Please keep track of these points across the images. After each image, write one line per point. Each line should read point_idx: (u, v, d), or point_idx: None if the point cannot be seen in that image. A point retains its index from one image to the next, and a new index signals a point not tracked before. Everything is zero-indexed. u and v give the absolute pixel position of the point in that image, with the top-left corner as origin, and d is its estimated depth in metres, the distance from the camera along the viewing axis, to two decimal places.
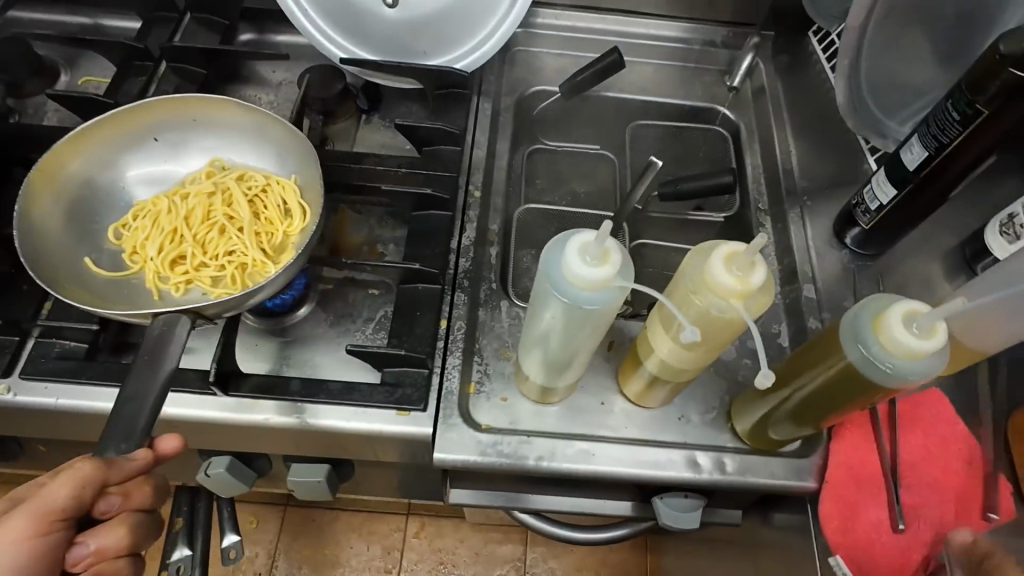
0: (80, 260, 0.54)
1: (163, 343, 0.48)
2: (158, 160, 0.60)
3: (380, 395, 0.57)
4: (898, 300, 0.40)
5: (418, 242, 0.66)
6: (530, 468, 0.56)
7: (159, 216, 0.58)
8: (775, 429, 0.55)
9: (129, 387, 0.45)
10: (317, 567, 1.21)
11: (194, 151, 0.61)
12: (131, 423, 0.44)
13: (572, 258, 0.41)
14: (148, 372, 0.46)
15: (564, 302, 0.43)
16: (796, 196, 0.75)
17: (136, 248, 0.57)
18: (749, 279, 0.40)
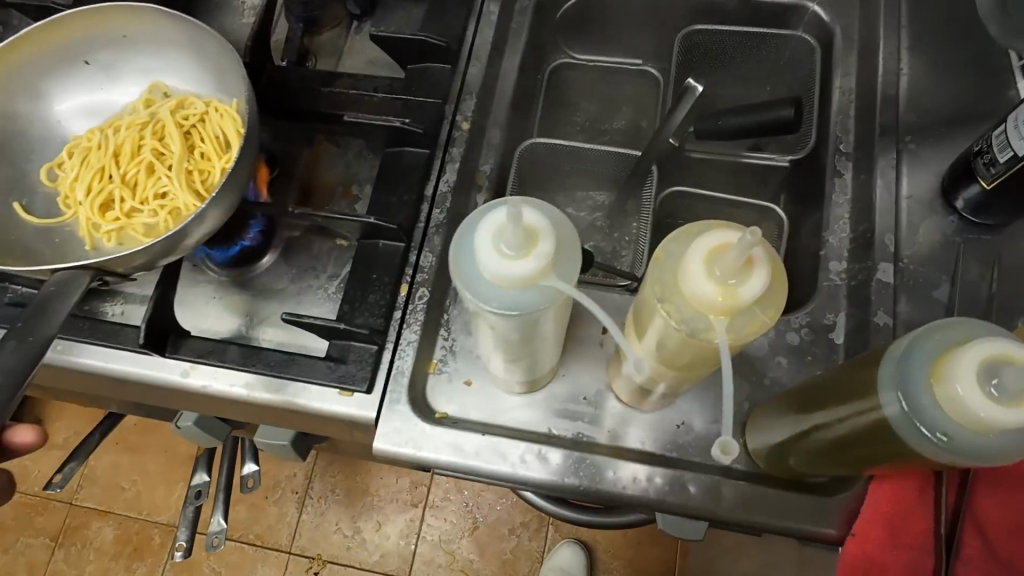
0: (7, 207, 0.49)
1: (50, 306, 0.42)
2: (93, 91, 0.54)
3: (322, 371, 0.49)
4: (974, 340, 0.27)
5: (385, 184, 0.54)
6: (484, 472, 0.47)
7: (90, 154, 0.52)
8: (796, 462, 0.42)
9: None
10: (351, 491, 1.28)
11: (130, 77, 0.54)
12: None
13: (483, 247, 0.30)
14: (18, 343, 0.40)
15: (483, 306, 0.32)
16: (900, 134, 0.55)
17: (66, 192, 0.51)
18: (738, 288, 0.28)
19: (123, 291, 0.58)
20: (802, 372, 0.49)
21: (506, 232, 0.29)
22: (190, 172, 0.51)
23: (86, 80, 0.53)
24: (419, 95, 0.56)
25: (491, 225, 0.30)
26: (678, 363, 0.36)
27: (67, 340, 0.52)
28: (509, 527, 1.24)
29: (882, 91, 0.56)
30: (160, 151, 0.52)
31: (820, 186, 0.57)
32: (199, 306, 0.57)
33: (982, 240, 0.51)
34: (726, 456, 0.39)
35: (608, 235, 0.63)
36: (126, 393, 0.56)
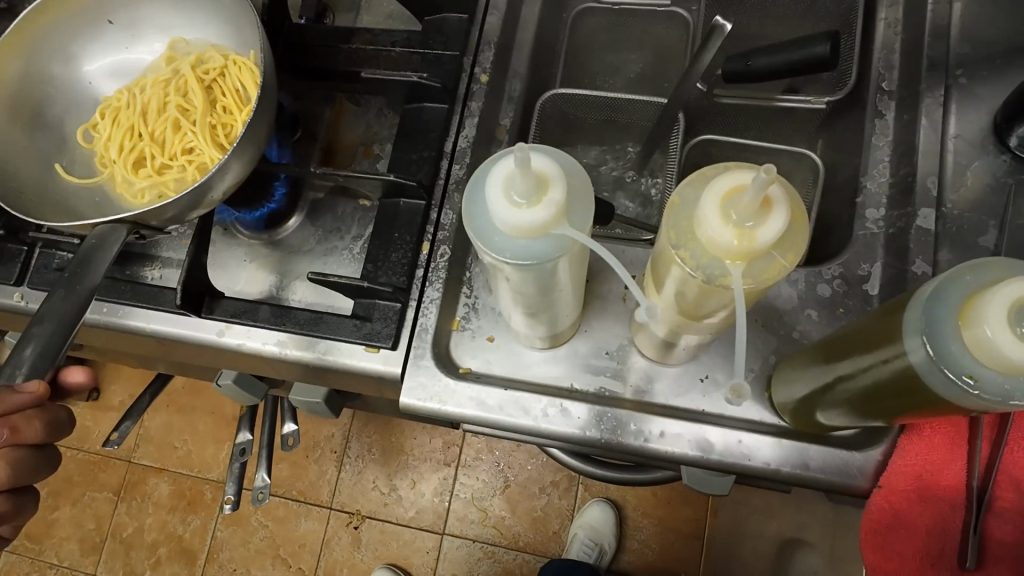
0: (48, 166, 0.50)
1: (91, 258, 0.43)
2: (117, 51, 0.55)
3: (348, 329, 0.50)
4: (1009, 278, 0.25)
5: (406, 142, 0.54)
6: (510, 426, 0.48)
7: (120, 113, 0.53)
8: (822, 414, 0.41)
9: (42, 309, 0.40)
10: (386, 450, 1.32)
11: (151, 35, 0.55)
12: (46, 343, 0.40)
13: (493, 193, 0.29)
14: (66, 291, 0.41)
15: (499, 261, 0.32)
16: (948, 69, 0.51)
17: (101, 151, 0.52)
18: (754, 231, 0.27)
19: (159, 256, 0.60)
20: (833, 326, 0.47)
21: (517, 177, 0.28)
22: (213, 126, 0.52)
23: (110, 41, 0.54)
24: (437, 48, 0.55)
25: (501, 171, 0.29)
26: (698, 313, 0.35)
27: (109, 303, 0.55)
28: (539, 486, 1.26)
29: (929, 24, 0.52)
30: (184, 107, 0.53)
31: (858, 130, 0.54)
32: (232, 268, 0.59)
33: None
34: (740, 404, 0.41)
35: (633, 188, 0.62)
36: (166, 352, 0.58)
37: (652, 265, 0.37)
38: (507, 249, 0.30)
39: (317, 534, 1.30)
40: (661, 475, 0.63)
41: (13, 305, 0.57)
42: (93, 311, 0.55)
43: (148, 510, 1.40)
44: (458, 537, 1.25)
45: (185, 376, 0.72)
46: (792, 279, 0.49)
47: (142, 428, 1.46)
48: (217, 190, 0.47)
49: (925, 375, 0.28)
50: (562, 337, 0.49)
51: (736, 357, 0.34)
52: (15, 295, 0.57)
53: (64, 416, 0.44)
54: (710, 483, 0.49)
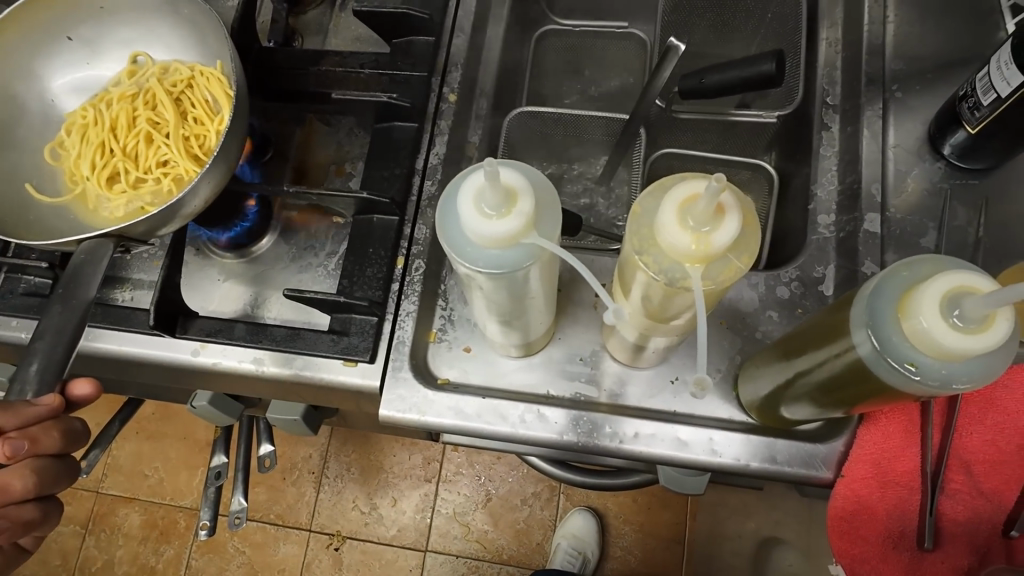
0: (19, 188, 0.50)
1: (82, 273, 0.43)
2: (82, 69, 0.55)
3: (326, 344, 0.51)
4: (940, 272, 0.28)
5: (378, 160, 0.55)
6: (488, 434, 0.49)
7: (88, 130, 0.53)
8: (784, 409, 0.44)
9: (41, 324, 0.41)
10: (364, 469, 1.31)
11: (114, 50, 0.55)
12: (48, 358, 0.41)
13: (465, 206, 0.31)
14: (62, 306, 0.42)
15: (473, 272, 0.33)
16: (884, 83, 0.55)
17: (73, 169, 0.52)
18: (710, 235, 0.29)
19: (130, 278, 0.60)
20: (793, 325, 0.50)
21: (487, 191, 0.30)
22: (185, 137, 0.53)
23: (74, 58, 0.55)
24: (407, 69, 0.57)
25: (473, 186, 0.31)
26: (664, 315, 0.37)
27: None
28: (520, 498, 1.27)
29: (866, 42, 0.56)
30: (156, 121, 0.53)
31: (807, 141, 0.57)
32: (206, 287, 0.59)
33: (968, 187, 0.51)
34: (700, 392, 0.36)
35: (600, 200, 0.64)
36: (139, 375, 0.58)
37: (618, 271, 0.38)
38: (481, 260, 0.32)
39: (296, 558, 1.28)
40: (638, 478, 0.64)
41: None
42: None
43: (132, 539, 1.42)
44: (441, 554, 1.25)
45: (162, 399, 0.71)
46: (753, 282, 0.52)
47: (112, 456, 1.49)
48: (188, 209, 0.47)
49: (872, 364, 0.30)
50: (542, 343, 0.51)
51: (700, 353, 0.35)
52: None
53: (79, 426, 0.44)
54: (686, 482, 0.51)
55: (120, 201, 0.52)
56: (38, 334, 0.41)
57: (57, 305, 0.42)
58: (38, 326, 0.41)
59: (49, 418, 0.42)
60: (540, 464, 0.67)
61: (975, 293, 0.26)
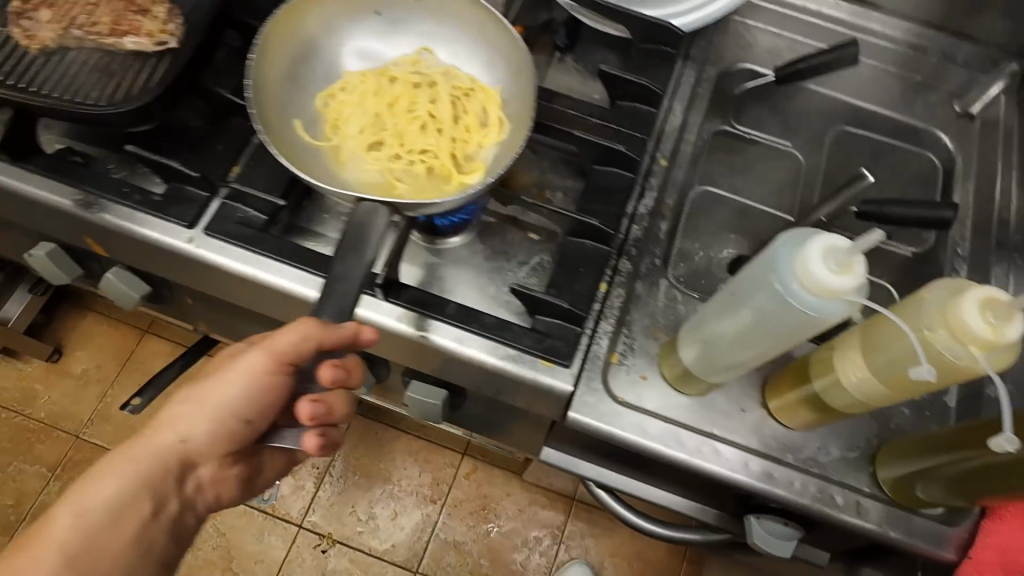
0: (290, 122, 0.56)
1: (364, 231, 0.50)
2: (376, 44, 0.62)
3: (529, 340, 0.55)
4: None
5: (594, 198, 0.62)
6: (661, 456, 0.55)
7: (365, 98, 0.59)
8: (922, 491, 0.51)
9: (339, 271, 0.48)
10: (370, 476, 1.33)
11: (407, 34, 0.62)
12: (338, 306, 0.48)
13: (815, 255, 0.39)
14: (356, 258, 0.48)
15: (782, 299, 0.42)
16: (1005, 251, 0.67)
17: (333, 121, 0.58)
18: (1002, 328, 0.39)
19: (326, 235, 0.64)
20: (921, 424, 0.58)
21: (835, 250, 0.39)
22: (452, 138, 0.58)
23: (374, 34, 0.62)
24: (632, 129, 0.65)
25: (820, 244, 0.39)
26: (904, 389, 0.44)
27: (293, 266, 0.58)
28: (521, 539, 1.33)
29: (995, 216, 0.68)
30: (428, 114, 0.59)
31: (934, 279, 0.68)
32: None
33: None
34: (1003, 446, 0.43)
35: None
36: None
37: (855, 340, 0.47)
38: (798, 296, 0.40)
39: (279, 550, 1.25)
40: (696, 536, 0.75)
41: (181, 247, 0.59)
42: (277, 273, 0.58)
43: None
44: None
45: None
46: None
47: (106, 403, 1.45)
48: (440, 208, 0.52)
49: None
50: (697, 390, 0.56)
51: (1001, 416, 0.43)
52: (184, 237, 0.59)
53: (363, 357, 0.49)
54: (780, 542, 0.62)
55: (373, 169, 0.56)
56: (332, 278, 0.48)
57: (350, 254, 0.48)
58: (333, 269, 0.48)
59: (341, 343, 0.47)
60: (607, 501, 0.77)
61: None
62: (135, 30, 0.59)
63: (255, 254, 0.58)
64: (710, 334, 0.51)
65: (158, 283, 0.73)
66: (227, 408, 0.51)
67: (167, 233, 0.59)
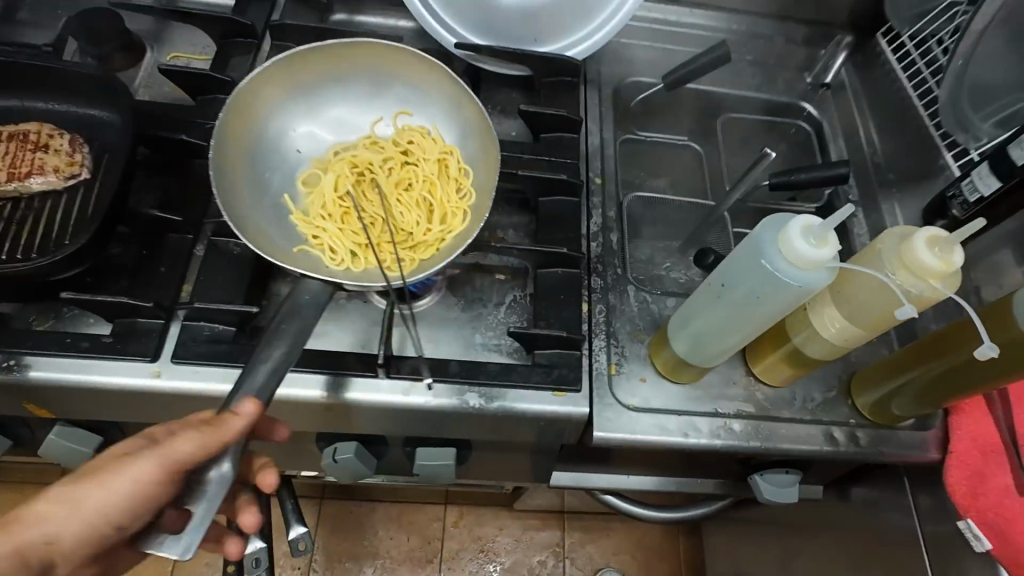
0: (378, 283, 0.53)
1: (302, 297, 0.49)
2: (340, 115, 0.59)
3: (538, 376, 0.57)
4: None
5: (550, 226, 0.66)
6: (679, 446, 0.59)
7: (348, 236, 0.56)
8: (898, 406, 0.61)
9: (272, 337, 0.46)
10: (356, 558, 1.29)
11: (380, 95, 0.60)
12: (278, 362, 0.46)
13: (798, 229, 0.44)
14: (296, 326, 0.47)
15: (779, 283, 0.46)
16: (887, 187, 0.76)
17: (314, 228, 0.56)
18: (950, 259, 0.45)
19: None
20: (872, 350, 0.67)
21: (939, 241, 0.45)
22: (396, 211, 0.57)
23: (346, 100, 0.59)
24: (563, 157, 0.69)
25: (924, 233, 0.46)
26: (882, 323, 0.50)
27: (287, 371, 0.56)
28: (527, 569, 1.31)
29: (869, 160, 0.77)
30: (403, 142, 0.59)
31: (840, 225, 0.76)
32: (373, 332, 0.62)
33: None
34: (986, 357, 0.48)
35: (682, 274, 0.72)
36: (319, 418, 0.60)
37: (832, 292, 0.51)
38: (792, 271, 0.44)
39: None
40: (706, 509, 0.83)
41: (149, 384, 0.54)
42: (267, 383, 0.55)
43: None
44: None
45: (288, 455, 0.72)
46: None
47: None
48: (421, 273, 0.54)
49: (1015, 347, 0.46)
50: (694, 375, 0.61)
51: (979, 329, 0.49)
52: (150, 371, 0.54)
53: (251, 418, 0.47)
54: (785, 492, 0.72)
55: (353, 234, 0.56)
56: (254, 367, 0.45)
57: (290, 322, 0.47)
58: (246, 369, 0.45)
59: (239, 435, 0.43)
60: (617, 501, 0.84)
61: None
62: (39, 169, 0.57)
63: (241, 369, 0.55)
64: (695, 325, 0.53)
65: (104, 430, 0.65)
66: (110, 518, 0.46)
67: (130, 373, 0.54)
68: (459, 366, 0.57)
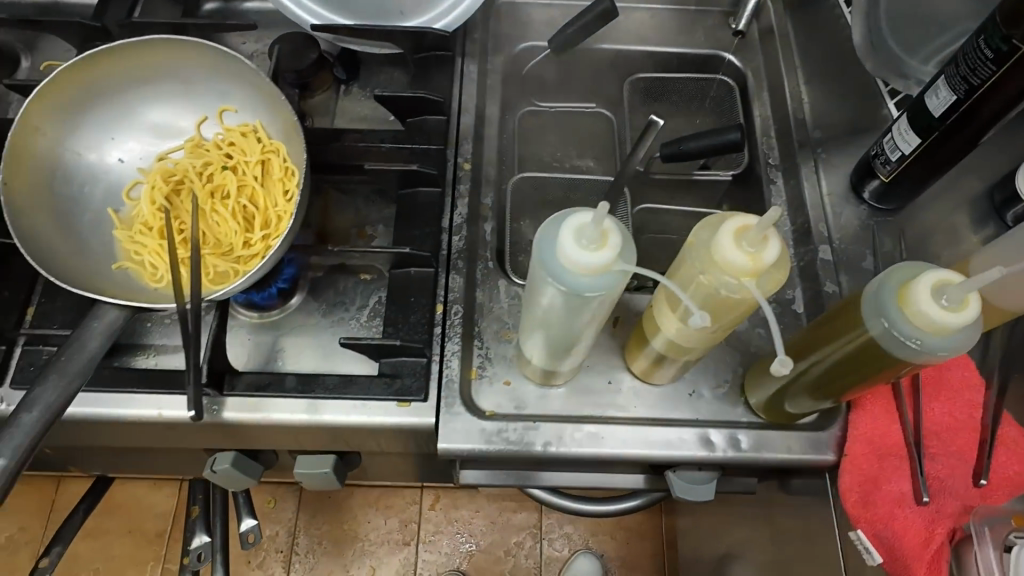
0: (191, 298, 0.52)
1: (80, 341, 0.47)
2: (161, 120, 0.58)
3: (378, 388, 0.54)
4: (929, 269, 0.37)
5: (408, 222, 0.60)
6: (541, 455, 0.55)
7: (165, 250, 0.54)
8: (793, 404, 0.53)
9: (36, 391, 0.44)
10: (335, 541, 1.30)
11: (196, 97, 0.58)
12: (47, 405, 0.44)
13: (566, 232, 0.37)
14: (60, 376, 0.45)
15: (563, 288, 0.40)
16: (811, 147, 0.66)
17: (132, 242, 0.54)
18: (761, 255, 0.37)
19: (152, 344, 0.61)
20: (776, 338, 0.59)
21: (749, 232, 0.37)
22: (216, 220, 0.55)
23: (164, 101, 0.58)
24: (424, 143, 0.63)
25: (729, 225, 0.37)
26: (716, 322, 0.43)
27: (128, 392, 0.56)
28: (504, 549, 1.28)
29: (792, 116, 0.67)
30: (224, 145, 0.57)
31: (758, 193, 0.67)
32: (233, 344, 0.61)
33: (887, 221, 0.62)
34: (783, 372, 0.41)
35: None
36: (176, 435, 0.59)
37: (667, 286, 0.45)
38: (568, 276, 0.38)
39: None
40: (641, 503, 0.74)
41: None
42: (112, 404, 0.56)
43: None
44: None
45: (188, 461, 0.73)
46: None
47: None
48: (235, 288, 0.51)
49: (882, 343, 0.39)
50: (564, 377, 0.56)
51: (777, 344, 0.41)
52: None
53: None
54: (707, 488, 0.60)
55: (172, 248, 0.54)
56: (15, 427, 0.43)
57: (55, 378, 0.45)
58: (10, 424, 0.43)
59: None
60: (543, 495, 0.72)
61: (953, 282, 0.36)
62: None
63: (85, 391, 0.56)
64: (539, 318, 0.49)
65: None
66: None
67: None
68: (297, 380, 0.55)
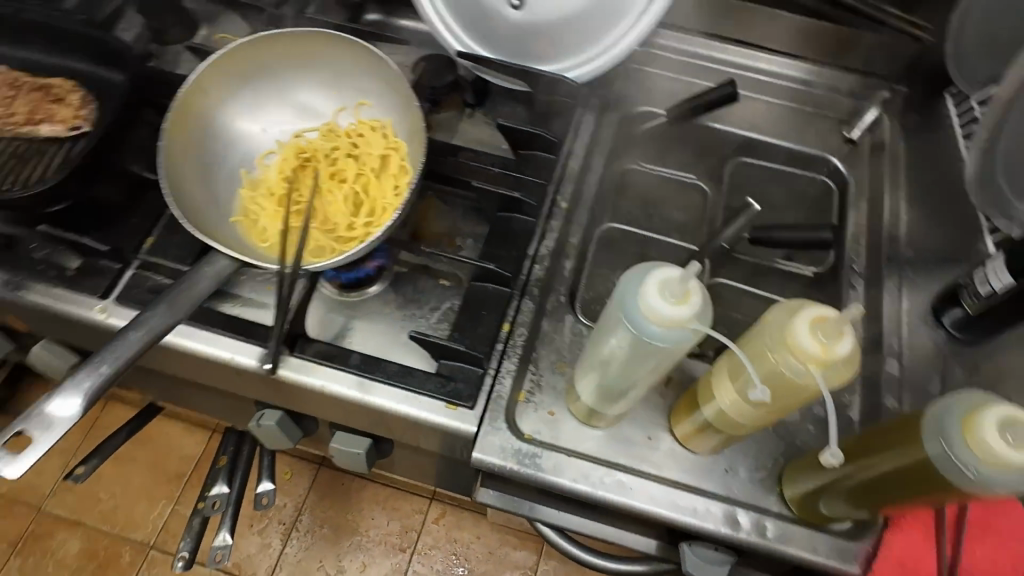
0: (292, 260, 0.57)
1: (193, 278, 0.52)
2: (306, 103, 0.65)
3: (433, 385, 0.57)
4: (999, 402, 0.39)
5: (497, 241, 0.65)
6: (567, 489, 0.56)
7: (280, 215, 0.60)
8: (828, 507, 0.52)
9: (146, 314, 0.49)
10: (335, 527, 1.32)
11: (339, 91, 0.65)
12: (152, 327, 0.48)
13: (653, 283, 0.40)
14: (169, 304, 0.50)
15: (637, 334, 0.42)
16: (898, 263, 0.66)
17: (254, 201, 0.61)
18: (833, 346, 0.39)
19: (241, 295, 0.66)
20: (825, 438, 0.59)
21: (828, 323, 0.39)
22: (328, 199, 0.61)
23: (312, 88, 0.65)
24: (528, 175, 0.68)
25: (805, 312, 0.40)
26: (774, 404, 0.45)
27: (209, 331, 0.61)
28: None
29: (885, 230, 0.69)
30: (353, 135, 0.63)
31: (834, 295, 0.68)
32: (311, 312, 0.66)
33: (963, 352, 0.62)
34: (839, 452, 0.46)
35: None
36: (238, 381, 0.64)
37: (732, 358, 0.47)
38: (646, 323, 0.41)
39: None
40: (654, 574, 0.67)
41: (93, 318, 0.60)
42: (193, 338, 0.61)
43: None
44: None
45: (236, 410, 0.78)
46: None
47: None
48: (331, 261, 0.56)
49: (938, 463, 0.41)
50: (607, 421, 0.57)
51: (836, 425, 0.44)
52: (96, 308, 0.60)
53: None
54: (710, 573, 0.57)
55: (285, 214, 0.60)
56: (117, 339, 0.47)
57: (164, 306, 0.49)
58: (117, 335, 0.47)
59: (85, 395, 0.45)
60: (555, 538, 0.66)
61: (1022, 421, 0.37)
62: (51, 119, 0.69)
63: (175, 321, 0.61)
64: (600, 357, 0.51)
65: None
66: None
67: (79, 305, 0.60)
68: (361, 360, 0.59)
